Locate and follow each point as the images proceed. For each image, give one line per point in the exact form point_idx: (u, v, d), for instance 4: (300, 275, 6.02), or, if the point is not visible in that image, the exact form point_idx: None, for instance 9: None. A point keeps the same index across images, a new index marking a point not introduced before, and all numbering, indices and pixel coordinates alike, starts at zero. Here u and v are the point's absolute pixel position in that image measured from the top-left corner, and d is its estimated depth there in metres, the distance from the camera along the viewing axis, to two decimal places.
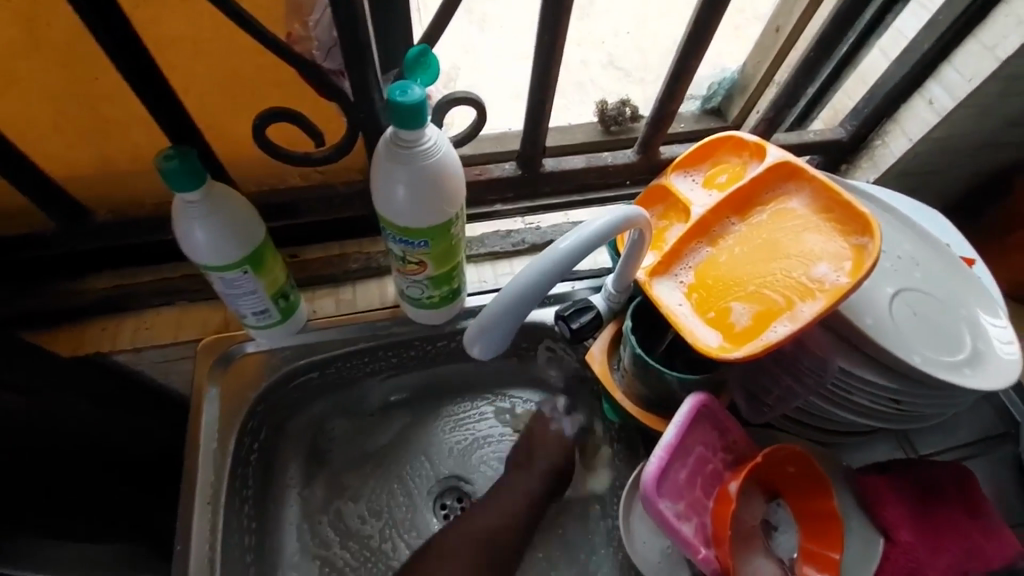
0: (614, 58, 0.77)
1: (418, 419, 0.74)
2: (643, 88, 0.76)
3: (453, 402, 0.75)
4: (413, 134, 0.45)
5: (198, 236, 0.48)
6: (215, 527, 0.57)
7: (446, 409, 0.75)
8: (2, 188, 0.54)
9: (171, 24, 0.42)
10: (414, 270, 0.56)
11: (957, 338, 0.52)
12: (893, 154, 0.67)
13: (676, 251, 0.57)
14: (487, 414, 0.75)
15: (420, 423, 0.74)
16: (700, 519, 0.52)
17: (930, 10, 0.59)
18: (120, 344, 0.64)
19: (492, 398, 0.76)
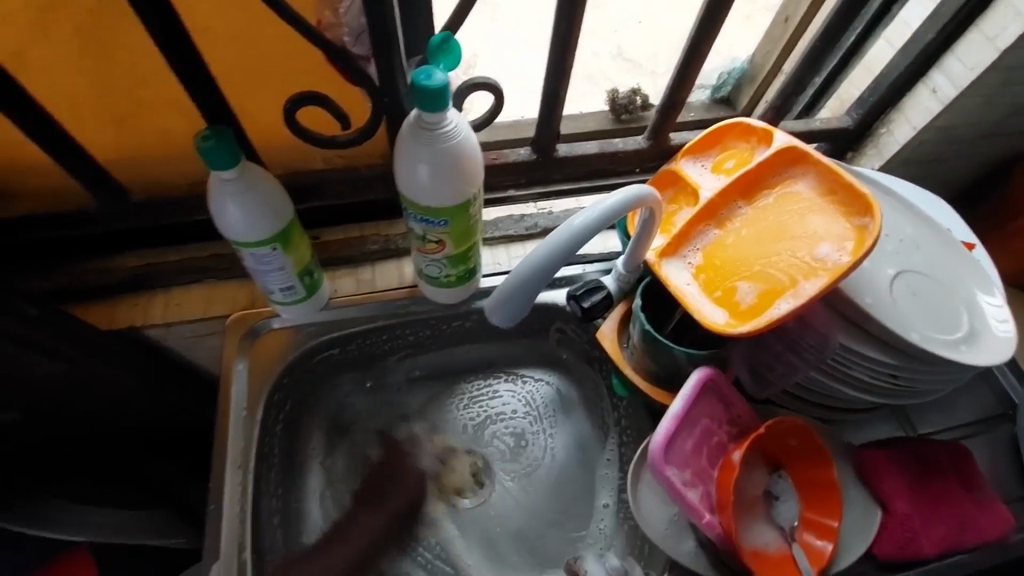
0: (622, 49, 0.79)
1: (434, 395, 0.77)
2: (653, 80, 0.77)
3: (468, 380, 0.78)
4: (435, 116, 0.47)
5: (233, 212, 0.51)
6: (246, 489, 0.60)
7: (460, 387, 0.78)
8: (48, 166, 0.57)
9: (209, 11, 0.45)
10: (433, 248, 0.59)
11: (955, 317, 0.54)
12: (897, 142, 0.68)
13: (685, 233, 0.59)
14: (500, 393, 0.79)
15: (435, 399, 0.77)
16: (704, 487, 0.55)
17: (934, 1, 0.61)
18: (151, 318, 0.67)
19: (504, 377, 0.79)
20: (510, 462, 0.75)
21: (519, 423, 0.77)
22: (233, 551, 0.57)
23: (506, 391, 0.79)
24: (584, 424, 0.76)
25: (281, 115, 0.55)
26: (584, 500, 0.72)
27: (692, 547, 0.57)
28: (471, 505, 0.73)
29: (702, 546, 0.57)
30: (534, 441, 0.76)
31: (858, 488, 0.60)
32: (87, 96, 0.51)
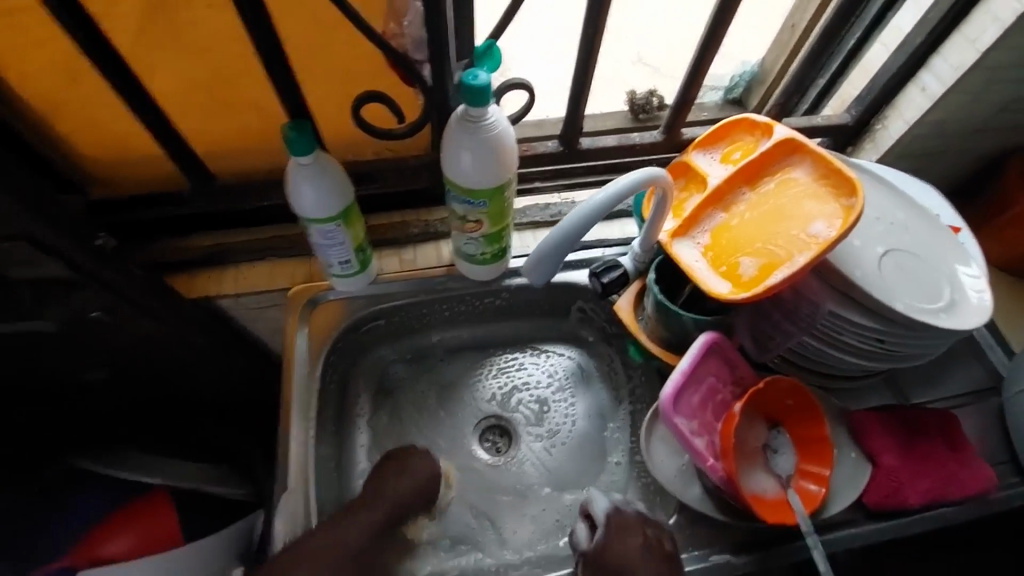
0: (643, 54, 0.84)
1: (466, 366, 0.86)
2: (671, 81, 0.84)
3: (497, 352, 0.86)
4: (480, 111, 0.56)
5: (307, 193, 0.60)
6: (309, 436, 0.69)
7: (490, 358, 0.86)
8: (151, 154, 0.67)
9: (296, 24, 0.54)
10: (472, 228, 0.67)
11: (937, 289, 0.61)
12: (891, 136, 0.75)
13: (695, 216, 0.66)
14: (526, 365, 0.87)
15: (468, 369, 0.85)
16: (709, 436, 0.62)
17: (923, 7, 0.67)
18: (224, 289, 0.76)
19: (530, 350, 0.87)
20: (537, 425, 0.83)
21: (543, 391, 0.85)
22: (299, 486, 0.66)
23: (531, 363, 0.87)
24: (603, 393, 0.84)
25: (346, 112, 0.64)
26: (600, 459, 0.79)
27: (699, 492, 0.65)
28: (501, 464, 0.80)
29: (708, 491, 0.65)
30: (558, 408, 0.84)
31: (850, 446, 0.67)
32: (188, 94, 0.61)
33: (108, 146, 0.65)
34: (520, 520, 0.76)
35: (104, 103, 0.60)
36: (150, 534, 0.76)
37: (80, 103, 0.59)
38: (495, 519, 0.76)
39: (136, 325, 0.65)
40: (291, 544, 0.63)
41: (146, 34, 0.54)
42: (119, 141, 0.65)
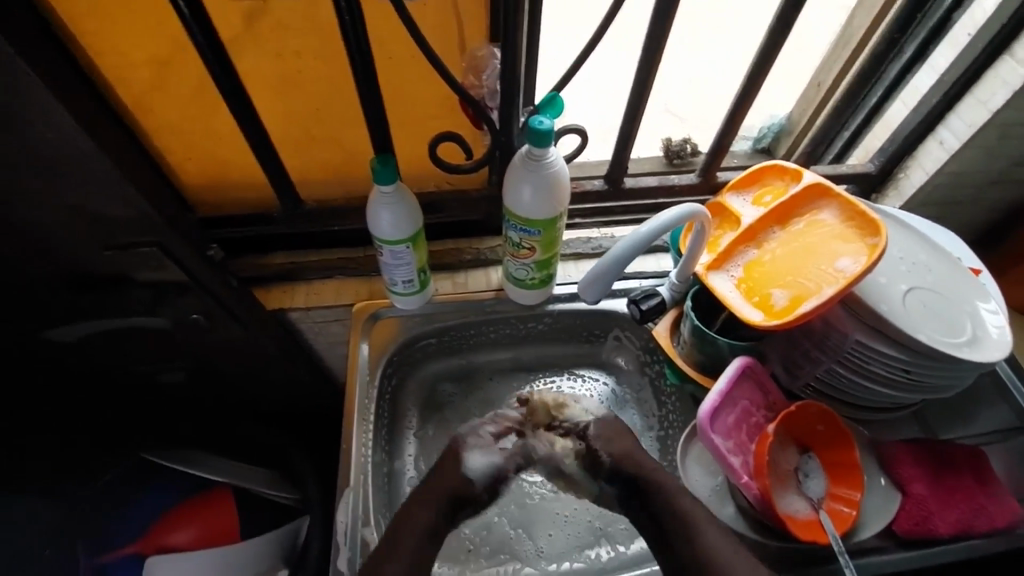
0: (671, 105, 0.89)
1: (507, 386, 0.90)
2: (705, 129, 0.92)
3: (537, 375, 0.91)
4: (542, 150, 0.64)
5: (385, 216, 0.68)
6: (366, 439, 0.74)
7: (530, 379, 0.91)
8: (247, 180, 0.77)
9: (393, 75, 0.66)
10: (525, 254, 0.75)
11: (960, 325, 0.65)
12: (913, 185, 0.82)
13: (729, 251, 0.73)
14: (563, 388, 0.91)
15: (508, 389, 0.90)
16: (744, 456, 0.66)
17: (938, 71, 0.74)
18: (296, 302, 0.85)
19: (567, 374, 0.92)
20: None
21: None
22: (358, 483, 0.71)
23: (568, 386, 0.91)
24: (637, 418, 0.88)
25: (423, 147, 0.75)
26: None
27: (733, 511, 0.69)
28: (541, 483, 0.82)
29: (741, 511, 0.68)
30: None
31: (879, 474, 0.71)
32: (289, 126, 0.71)
33: (212, 172, 0.75)
34: (552, 528, 0.79)
35: (218, 134, 0.70)
36: (208, 526, 0.82)
37: (198, 134, 0.69)
38: (532, 531, 0.79)
39: (223, 328, 0.74)
40: (349, 536, 0.67)
41: (266, 74, 0.65)
42: (224, 168, 0.75)
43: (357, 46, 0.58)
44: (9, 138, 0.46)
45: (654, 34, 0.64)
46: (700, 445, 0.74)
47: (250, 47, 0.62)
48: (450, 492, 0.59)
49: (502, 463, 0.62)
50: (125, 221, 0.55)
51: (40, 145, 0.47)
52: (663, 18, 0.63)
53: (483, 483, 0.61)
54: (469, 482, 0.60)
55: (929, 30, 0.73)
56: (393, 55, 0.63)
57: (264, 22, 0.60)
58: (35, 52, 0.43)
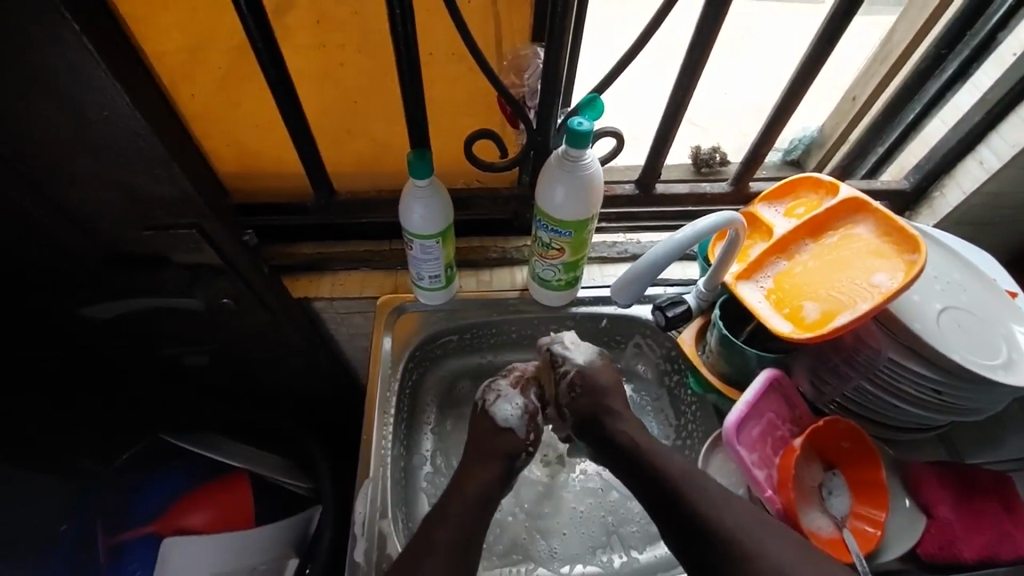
0: (691, 115, 0.88)
1: None
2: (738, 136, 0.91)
3: None
4: (579, 151, 0.64)
5: (417, 211, 0.68)
6: (387, 432, 0.74)
7: None
8: (281, 168, 0.78)
9: (435, 70, 0.66)
10: (553, 255, 0.75)
11: (995, 347, 0.64)
12: (949, 204, 0.81)
13: (759, 262, 0.72)
14: None
15: None
16: (768, 470, 0.66)
17: (980, 90, 0.74)
18: (322, 292, 0.85)
19: None
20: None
21: None
22: (378, 475, 0.71)
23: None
24: (658, 426, 0.86)
25: (459, 143, 0.75)
26: None
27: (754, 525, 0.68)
28: (555, 486, 0.82)
29: None
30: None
31: (904, 495, 0.69)
32: (328, 117, 0.72)
33: (248, 160, 0.76)
34: (564, 531, 0.79)
35: (259, 121, 0.71)
36: (223, 509, 0.82)
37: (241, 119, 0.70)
38: (546, 531, 0.79)
39: (252, 315, 0.74)
40: (367, 529, 0.67)
41: (311, 65, 0.66)
42: (259, 156, 0.76)
43: (404, 40, 0.58)
44: (65, 115, 0.46)
45: (699, 41, 0.64)
46: (721, 456, 0.73)
47: (298, 37, 0.63)
48: (499, 449, 0.66)
49: (530, 412, 0.68)
50: (169, 203, 0.56)
51: (94, 122, 0.47)
52: (709, 27, 0.62)
53: (521, 431, 0.67)
54: (510, 433, 0.66)
55: (973, 48, 0.72)
56: (436, 51, 0.64)
57: (314, 13, 0.61)
58: (99, 31, 0.43)
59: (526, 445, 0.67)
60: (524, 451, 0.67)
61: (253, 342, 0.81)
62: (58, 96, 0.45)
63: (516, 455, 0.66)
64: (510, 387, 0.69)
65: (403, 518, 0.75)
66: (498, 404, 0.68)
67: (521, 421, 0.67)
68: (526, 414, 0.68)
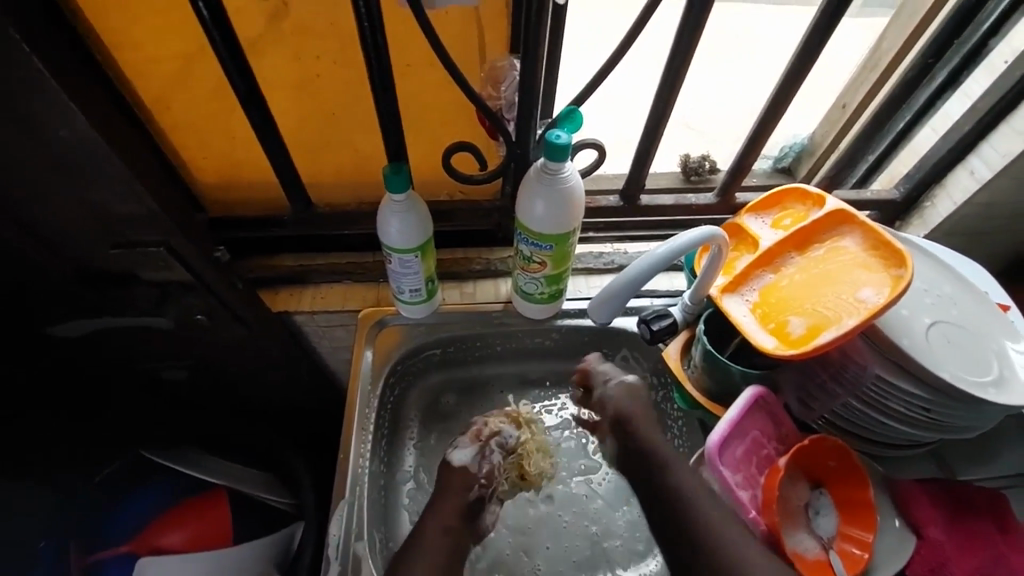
0: (689, 119, 0.88)
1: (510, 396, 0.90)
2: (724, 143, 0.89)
3: (539, 390, 0.90)
4: (558, 164, 0.62)
5: (394, 225, 0.67)
6: (365, 450, 0.73)
7: (532, 394, 0.90)
8: (260, 180, 0.77)
9: (412, 80, 0.65)
10: (535, 268, 0.73)
11: (986, 363, 0.62)
12: (939, 214, 0.80)
13: (745, 275, 0.70)
14: (566, 405, 0.90)
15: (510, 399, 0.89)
16: (753, 490, 0.65)
17: (971, 98, 0.72)
18: (302, 306, 0.84)
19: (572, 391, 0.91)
20: (573, 460, 0.85)
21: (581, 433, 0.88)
22: (354, 496, 0.69)
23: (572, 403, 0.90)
24: None
25: (438, 154, 0.74)
26: (627, 499, 0.82)
27: None
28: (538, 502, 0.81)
29: None
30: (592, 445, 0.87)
31: (894, 514, 0.68)
32: (304, 129, 0.71)
33: (224, 171, 0.75)
34: (547, 549, 0.79)
35: (235, 133, 0.70)
36: (202, 526, 0.80)
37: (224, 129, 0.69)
38: (529, 548, 0.78)
39: (228, 330, 0.73)
40: (341, 552, 0.65)
41: (285, 77, 0.65)
42: (236, 167, 0.75)
43: (376, 52, 0.57)
44: (21, 133, 0.45)
45: (680, 48, 0.63)
46: None
47: (271, 49, 0.62)
48: (454, 487, 0.66)
49: (484, 453, 0.70)
50: (135, 221, 0.55)
51: (52, 140, 0.46)
52: (688, 39, 0.62)
53: (473, 467, 0.68)
54: (462, 468, 0.67)
55: (963, 55, 0.70)
56: (412, 62, 0.63)
57: (285, 25, 0.59)
58: (48, 49, 0.42)
59: (480, 480, 0.68)
60: (477, 485, 0.67)
61: (232, 357, 0.79)
62: (12, 117, 0.43)
63: (469, 487, 0.66)
64: (466, 438, 0.70)
65: (382, 539, 0.74)
66: (454, 450, 0.69)
67: (475, 461, 0.68)
68: (479, 453, 0.69)
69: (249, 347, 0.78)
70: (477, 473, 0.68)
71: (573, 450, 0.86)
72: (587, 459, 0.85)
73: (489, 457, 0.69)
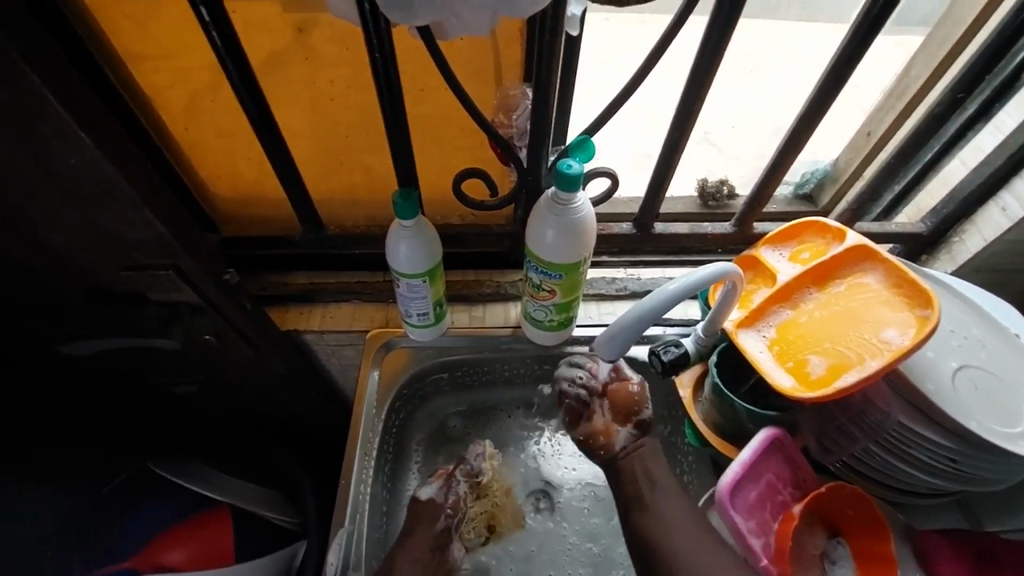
0: (712, 135, 0.86)
1: (517, 420, 0.88)
2: (739, 167, 0.86)
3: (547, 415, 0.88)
4: (569, 195, 0.61)
5: (402, 250, 0.66)
6: (367, 475, 0.73)
7: (539, 419, 0.88)
8: (274, 200, 0.78)
9: (424, 107, 0.65)
10: (544, 296, 0.72)
11: (1019, 413, 0.59)
12: (968, 250, 0.77)
13: (761, 309, 0.68)
14: None
15: (517, 424, 0.88)
16: (766, 538, 0.62)
17: (1005, 132, 0.69)
18: (311, 324, 0.84)
19: None
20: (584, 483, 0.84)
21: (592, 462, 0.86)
22: (354, 523, 0.69)
23: None
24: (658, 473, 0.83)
25: (450, 179, 0.74)
26: None
27: None
28: (546, 528, 0.80)
29: None
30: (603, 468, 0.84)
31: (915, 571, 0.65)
32: (317, 151, 0.71)
33: (239, 189, 0.76)
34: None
35: (249, 153, 0.71)
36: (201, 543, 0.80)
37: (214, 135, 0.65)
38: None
39: (236, 350, 0.73)
40: None
41: (300, 101, 0.65)
42: (249, 185, 0.75)
43: (386, 83, 0.57)
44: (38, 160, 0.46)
45: (699, 73, 0.61)
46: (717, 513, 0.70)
47: (286, 74, 0.62)
48: (422, 521, 0.71)
49: (450, 484, 0.75)
50: (144, 243, 0.56)
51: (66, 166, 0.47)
52: (701, 77, 0.61)
53: (439, 499, 0.73)
54: (430, 501, 0.72)
55: (996, 87, 0.68)
56: (427, 87, 0.63)
57: (298, 51, 0.60)
58: (62, 80, 0.44)
59: (446, 510, 0.72)
60: (444, 517, 0.71)
61: (240, 376, 0.80)
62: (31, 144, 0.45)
63: (435, 519, 0.71)
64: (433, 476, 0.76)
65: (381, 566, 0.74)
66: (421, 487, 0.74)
67: (442, 493, 0.73)
68: (446, 486, 0.74)
69: (257, 365, 0.78)
70: (444, 503, 0.72)
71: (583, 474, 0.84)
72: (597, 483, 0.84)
73: (455, 487, 0.74)
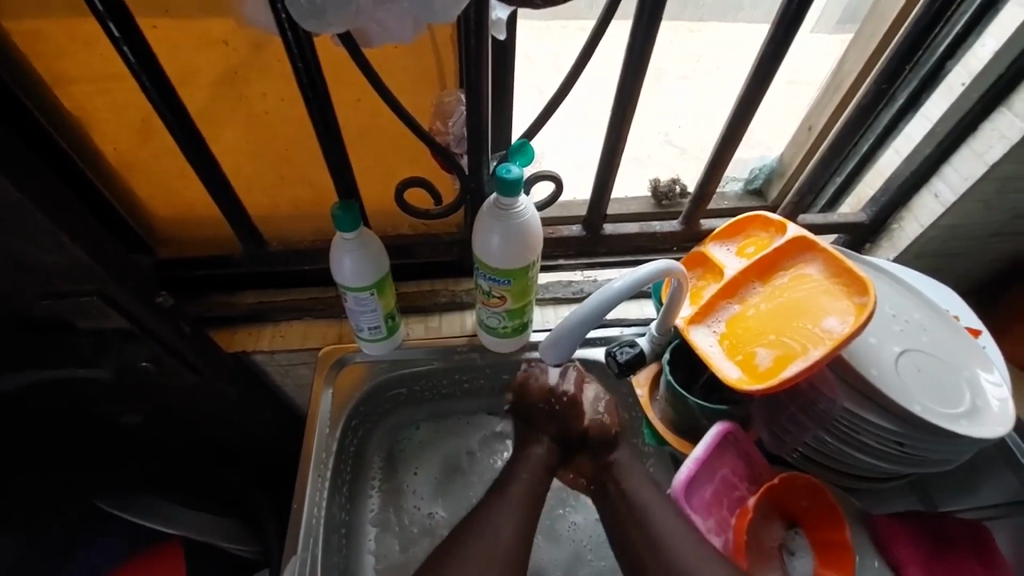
0: (670, 137, 0.86)
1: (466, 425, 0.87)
2: (697, 166, 0.87)
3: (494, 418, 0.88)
4: (511, 200, 0.61)
5: (347, 263, 0.65)
6: (322, 497, 0.71)
7: (486, 424, 0.88)
8: (213, 218, 0.75)
9: (360, 118, 0.64)
10: (496, 303, 0.71)
11: (959, 393, 0.60)
12: (908, 236, 0.79)
13: (710, 304, 0.68)
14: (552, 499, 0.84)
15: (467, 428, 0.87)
16: (725, 534, 0.66)
17: (931, 120, 0.71)
18: (260, 345, 0.82)
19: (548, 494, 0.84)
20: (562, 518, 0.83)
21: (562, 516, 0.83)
22: (307, 550, 0.67)
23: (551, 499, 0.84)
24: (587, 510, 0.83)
25: (393, 190, 0.73)
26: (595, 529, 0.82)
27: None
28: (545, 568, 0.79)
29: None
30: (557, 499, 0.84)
31: (873, 554, 0.66)
32: (253, 165, 0.69)
33: (174, 208, 0.73)
34: None
35: (179, 171, 0.68)
36: None
37: (207, 143, 0.64)
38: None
39: (178, 377, 0.71)
40: None
41: (229, 114, 0.63)
42: (182, 204, 0.73)
43: (315, 94, 0.56)
44: None
45: (630, 70, 0.61)
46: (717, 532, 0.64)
47: (210, 90, 0.60)
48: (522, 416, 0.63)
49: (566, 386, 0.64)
50: (63, 270, 0.55)
51: None
52: (634, 74, 0.61)
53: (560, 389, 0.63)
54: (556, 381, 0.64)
55: (921, 78, 0.70)
56: (361, 98, 0.62)
57: (221, 64, 0.58)
58: None
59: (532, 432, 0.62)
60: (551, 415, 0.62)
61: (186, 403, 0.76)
62: None
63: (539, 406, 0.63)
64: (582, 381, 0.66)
65: None
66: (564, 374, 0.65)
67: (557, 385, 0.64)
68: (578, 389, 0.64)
69: (205, 391, 0.75)
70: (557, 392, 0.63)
71: (548, 500, 0.84)
72: (573, 510, 0.83)
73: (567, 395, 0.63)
